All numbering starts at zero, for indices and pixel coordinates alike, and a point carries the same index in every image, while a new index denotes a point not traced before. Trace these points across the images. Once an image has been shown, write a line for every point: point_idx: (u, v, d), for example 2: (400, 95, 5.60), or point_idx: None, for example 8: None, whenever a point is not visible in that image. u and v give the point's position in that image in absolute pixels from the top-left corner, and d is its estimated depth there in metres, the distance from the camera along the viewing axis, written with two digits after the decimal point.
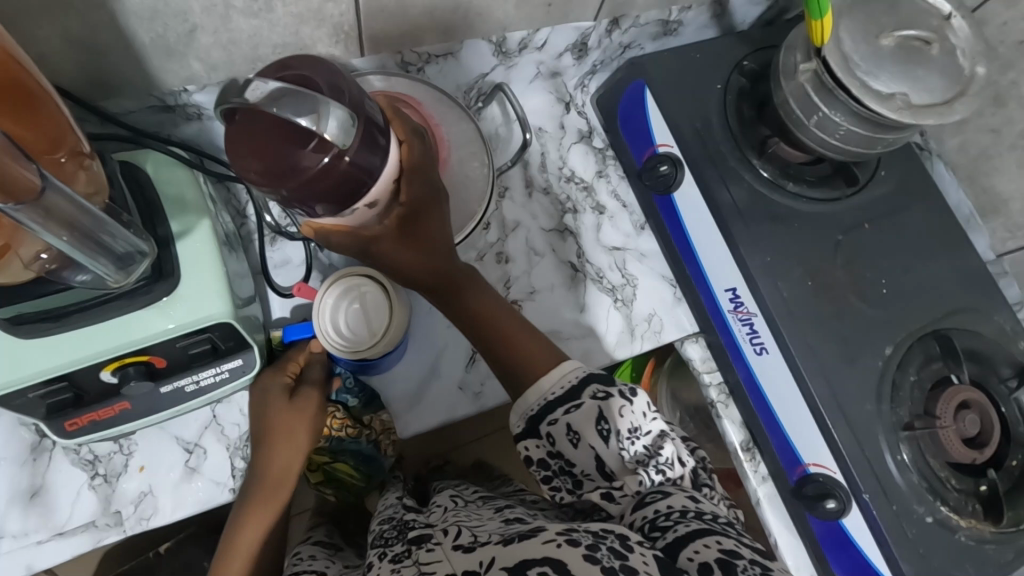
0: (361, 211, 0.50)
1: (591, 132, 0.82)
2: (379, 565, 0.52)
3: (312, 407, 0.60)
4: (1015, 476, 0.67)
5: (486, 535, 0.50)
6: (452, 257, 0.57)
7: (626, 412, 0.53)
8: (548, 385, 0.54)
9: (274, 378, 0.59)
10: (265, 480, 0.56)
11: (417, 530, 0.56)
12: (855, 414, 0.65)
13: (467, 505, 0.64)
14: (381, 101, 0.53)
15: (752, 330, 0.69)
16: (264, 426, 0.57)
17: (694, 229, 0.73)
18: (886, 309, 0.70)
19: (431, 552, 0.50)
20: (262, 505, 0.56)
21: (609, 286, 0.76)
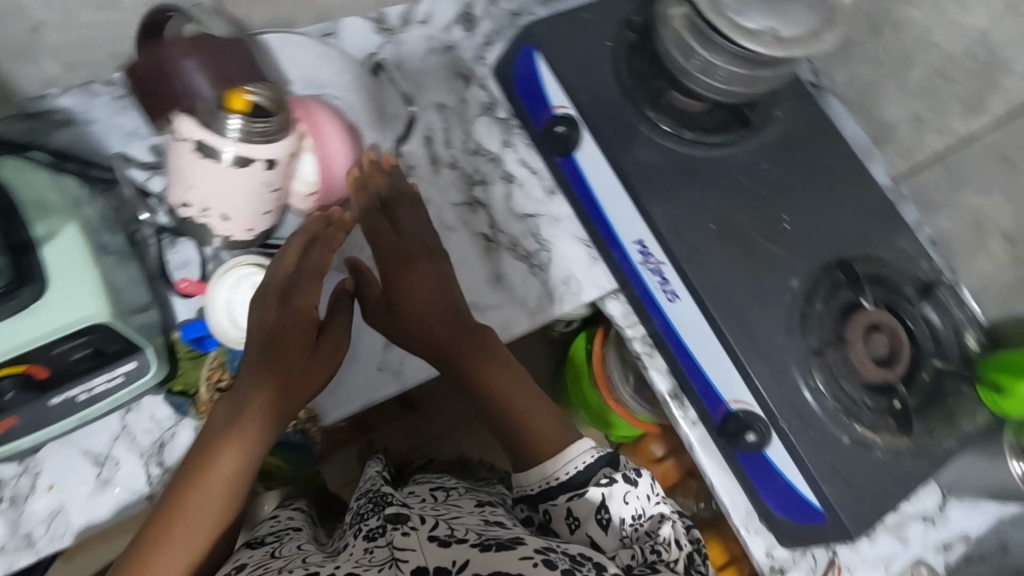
0: (256, 167, 0.54)
1: (494, 103, 0.81)
2: (354, 542, 0.55)
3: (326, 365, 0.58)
4: (925, 389, 0.69)
5: (462, 530, 0.54)
6: (451, 311, 0.64)
7: (629, 498, 0.58)
8: (553, 470, 0.59)
9: (294, 306, 0.56)
10: (254, 418, 0.53)
11: (394, 506, 0.57)
12: (765, 342, 0.67)
13: (447, 496, 0.65)
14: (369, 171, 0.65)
15: (662, 278, 0.70)
16: (272, 355, 0.54)
17: (600, 190, 0.74)
18: (791, 246, 0.71)
19: (407, 537, 0.52)
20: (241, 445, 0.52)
21: (524, 254, 0.76)
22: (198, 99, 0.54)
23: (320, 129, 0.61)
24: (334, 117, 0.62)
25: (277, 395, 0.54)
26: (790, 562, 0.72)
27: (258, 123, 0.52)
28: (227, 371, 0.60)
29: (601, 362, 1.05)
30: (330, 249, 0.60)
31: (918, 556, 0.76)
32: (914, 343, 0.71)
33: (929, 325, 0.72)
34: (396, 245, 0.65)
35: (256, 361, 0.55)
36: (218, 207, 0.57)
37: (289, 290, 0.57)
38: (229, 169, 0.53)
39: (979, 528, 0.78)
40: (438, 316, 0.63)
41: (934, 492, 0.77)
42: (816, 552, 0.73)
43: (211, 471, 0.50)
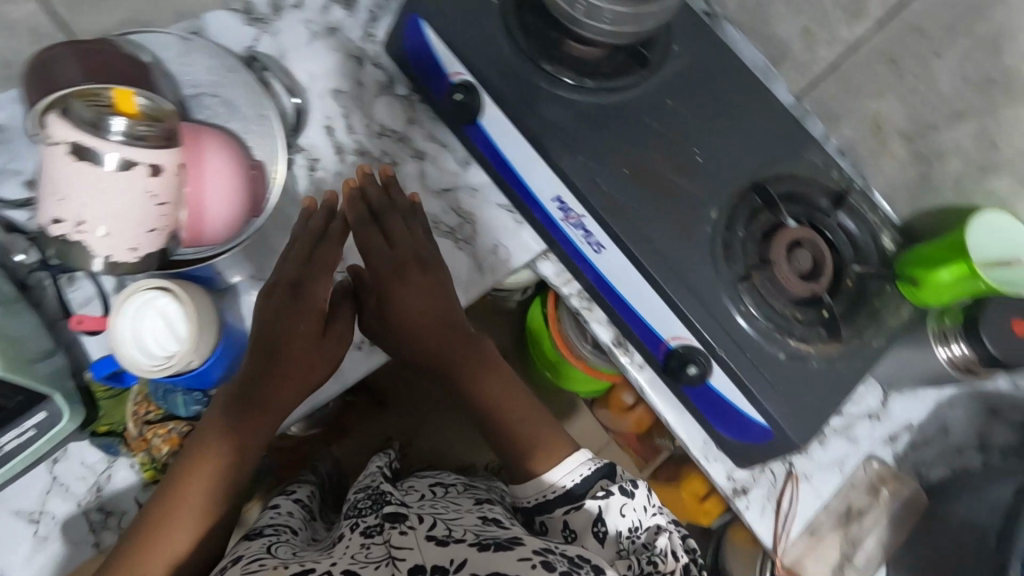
0: (139, 175, 0.50)
1: (392, 80, 0.78)
2: (352, 537, 0.58)
3: (322, 367, 0.63)
4: (850, 295, 0.72)
5: (460, 531, 0.56)
6: (444, 313, 0.68)
7: (627, 510, 0.60)
8: (549, 484, 0.62)
9: (295, 317, 0.62)
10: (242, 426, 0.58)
11: (393, 504, 0.61)
12: (692, 276, 0.68)
13: (445, 495, 0.69)
14: (367, 182, 0.69)
15: (585, 231, 0.71)
16: (265, 366, 0.60)
17: (510, 153, 0.72)
18: (706, 178, 0.72)
19: (404, 535, 0.55)
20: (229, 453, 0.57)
21: (447, 230, 0.75)
22: (72, 96, 0.48)
23: (202, 156, 0.57)
24: (221, 140, 0.58)
25: (266, 402, 0.60)
26: (750, 481, 0.75)
27: (143, 128, 0.49)
28: (154, 403, 0.60)
29: (556, 321, 1.05)
30: (337, 247, 0.66)
31: (870, 452, 0.79)
32: (834, 252, 0.73)
33: (847, 232, 0.74)
34: (389, 256, 0.68)
35: (254, 373, 0.60)
36: (92, 215, 0.49)
37: (296, 293, 0.63)
38: (113, 180, 0.49)
39: (922, 416, 0.81)
40: (433, 318, 0.67)
41: (873, 388, 0.80)
42: (773, 466, 0.76)
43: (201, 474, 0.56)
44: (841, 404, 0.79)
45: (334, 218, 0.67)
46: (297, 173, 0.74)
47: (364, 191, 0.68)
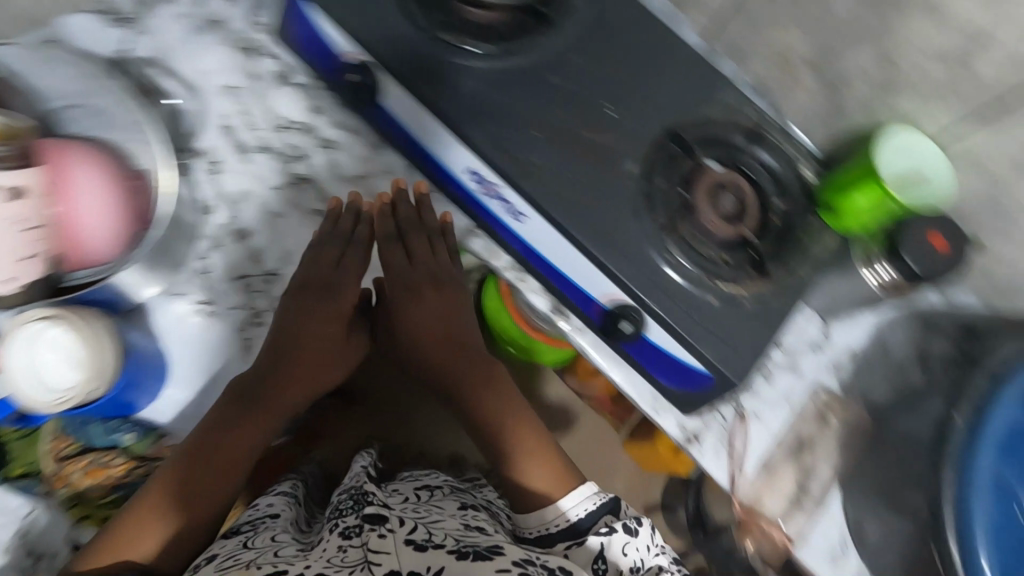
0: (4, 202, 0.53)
1: (288, 69, 0.74)
2: (330, 538, 0.58)
3: (331, 373, 0.75)
4: (777, 231, 0.72)
5: (440, 535, 0.57)
6: (451, 322, 0.78)
7: (628, 549, 0.62)
8: (552, 518, 0.65)
9: (319, 327, 0.72)
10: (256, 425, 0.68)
11: (372, 507, 0.61)
12: (615, 232, 0.68)
13: (426, 500, 0.71)
14: (397, 195, 0.75)
15: (503, 200, 0.69)
16: (285, 375, 0.70)
17: (416, 130, 0.70)
18: (617, 131, 0.71)
19: (381, 538, 0.55)
20: (224, 454, 0.65)
21: (366, 219, 0.75)
22: None
23: (65, 175, 0.59)
24: (82, 158, 0.60)
25: (261, 416, 0.68)
26: (701, 428, 0.76)
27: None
28: (68, 439, 0.71)
29: (510, 296, 1.04)
30: (365, 247, 0.75)
31: (815, 381, 0.80)
32: (756, 190, 0.73)
33: (770, 169, 0.74)
34: (410, 271, 0.76)
35: (281, 380, 0.70)
36: None
37: (333, 295, 0.73)
38: None
39: (862, 339, 0.83)
40: (440, 323, 0.77)
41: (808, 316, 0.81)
42: (723, 410, 0.76)
43: (191, 467, 0.63)
44: (776, 337, 0.80)
45: (360, 222, 0.75)
46: (201, 179, 0.72)
47: (395, 204, 0.75)
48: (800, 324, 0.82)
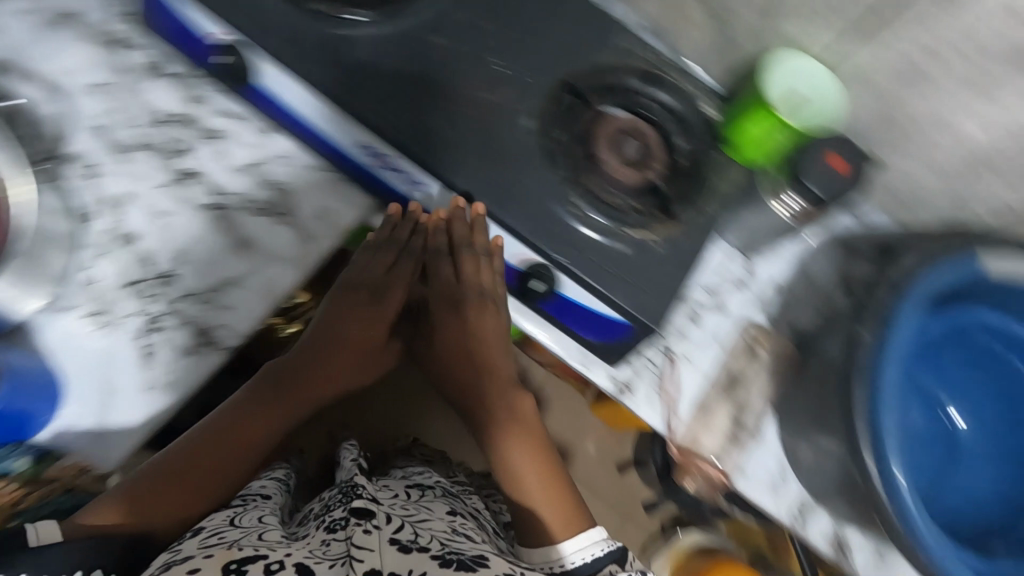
0: None
1: (160, 60, 0.70)
2: (316, 533, 0.60)
3: (352, 378, 0.81)
4: (683, 170, 0.72)
5: (424, 538, 0.60)
6: (486, 347, 0.80)
7: None
8: (552, 556, 0.67)
9: (360, 332, 0.79)
10: (277, 419, 0.74)
11: (362, 500, 0.62)
12: (516, 192, 0.67)
13: (412, 500, 0.75)
14: (438, 213, 0.72)
15: (400, 171, 0.67)
16: (315, 380, 0.77)
17: (301, 109, 0.67)
18: (511, 87, 0.69)
19: (366, 534, 0.56)
20: (240, 430, 0.71)
21: (262, 207, 0.69)
22: None
23: None
24: None
25: (287, 403, 0.75)
26: (632, 376, 0.76)
27: None
28: None
29: None
30: (414, 259, 0.77)
31: (743, 317, 0.81)
32: (659, 133, 0.72)
33: (671, 109, 0.73)
34: (453, 288, 0.78)
35: (311, 385, 0.77)
36: None
37: (375, 303, 0.78)
38: None
39: (785, 271, 0.83)
40: (466, 344, 0.80)
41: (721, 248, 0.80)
42: (650, 355, 0.76)
43: (214, 441, 0.68)
44: (687, 283, 0.79)
45: (413, 234, 0.75)
46: (75, 184, 0.65)
47: (441, 219, 0.73)
48: (705, 269, 0.81)
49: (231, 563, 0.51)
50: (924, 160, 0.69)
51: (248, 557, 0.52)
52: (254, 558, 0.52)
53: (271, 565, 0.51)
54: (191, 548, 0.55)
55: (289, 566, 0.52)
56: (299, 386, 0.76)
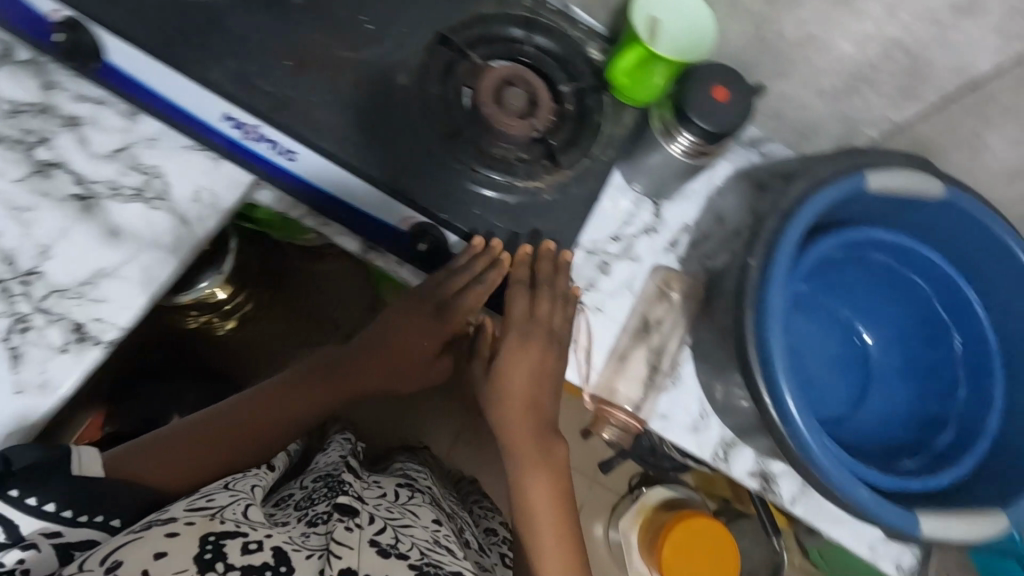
0: None
1: (8, 48, 0.66)
2: (297, 524, 0.59)
3: (397, 380, 0.74)
4: (571, 116, 0.70)
5: (407, 544, 0.57)
6: (546, 387, 0.69)
7: None
8: None
9: (405, 343, 0.70)
10: (300, 410, 0.69)
11: (346, 496, 0.62)
12: (393, 153, 0.64)
13: (403, 500, 0.72)
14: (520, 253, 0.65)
15: (268, 141, 0.64)
16: (343, 379, 0.71)
17: (160, 86, 0.64)
18: (379, 45, 0.66)
19: (349, 531, 0.56)
20: (258, 419, 0.67)
21: (132, 193, 0.66)
22: None
23: None
24: None
25: (315, 398, 0.70)
26: None
27: None
28: None
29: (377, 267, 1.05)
30: (482, 292, 0.64)
31: (655, 264, 0.80)
32: (545, 79, 0.70)
33: (551, 52, 0.71)
34: (520, 324, 0.67)
35: (340, 382, 0.71)
36: None
37: (437, 318, 0.68)
38: None
39: (695, 213, 0.82)
40: (530, 384, 0.68)
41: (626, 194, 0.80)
42: None
43: (248, 428, 0.66)
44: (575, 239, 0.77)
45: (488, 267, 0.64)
46: None
47: (514, 261, 0.65)
48: (593, 224, 0.79)
49: (210, 534, 0.50)
50: (809, 86, 0.67)
51: (229, 532, 0.51)
52: (233, 533, 0.50)
53: (249, 544, 0.49)
54: (172, 512, 0.53)
55: (267, 548, 0.50)
56: (330, 385, 0.71)
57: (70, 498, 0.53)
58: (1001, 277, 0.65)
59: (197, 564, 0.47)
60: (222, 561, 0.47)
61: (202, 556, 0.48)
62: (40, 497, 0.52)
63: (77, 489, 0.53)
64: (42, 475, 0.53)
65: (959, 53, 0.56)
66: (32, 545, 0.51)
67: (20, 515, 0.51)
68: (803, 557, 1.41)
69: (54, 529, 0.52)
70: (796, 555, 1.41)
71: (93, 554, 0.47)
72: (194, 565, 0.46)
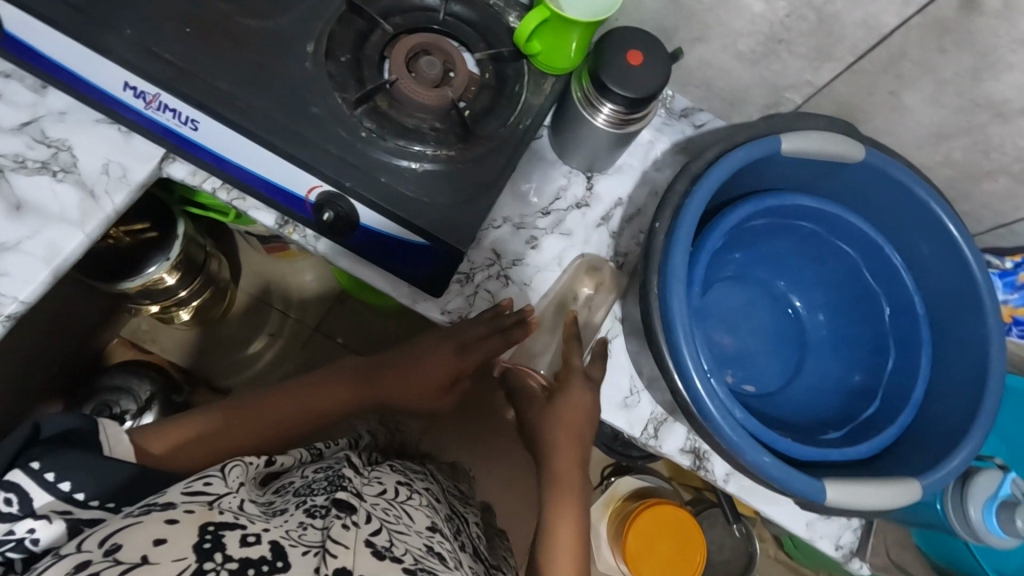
0: None
1: None
2: (293, 513, 0.54)
3: (411, 395, 0.78)
4: (488, 84, 0.68)
5: (402, 549, 0.51)
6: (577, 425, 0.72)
7: None
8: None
9: (424, 356, 0.77)
10: (312, 406, 0.75)
11: (345, 492, 0.56)
12: (296, 120, 0.62)
13: (403, 500, 0.66)
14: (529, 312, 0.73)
15: (171, 111, 0.63)
16: (353, 381, 0.78)
17: (57, 55, 0.63)
18: (286, 14, 0.66)
19: (345, 529, 0.50)
20: (269, 412, 0.73)
21: (37, 166, 0.65)
22: None
23: None
24: None
25: (328, 396, 0.76)
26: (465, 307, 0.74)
27: None
28: None
29: None
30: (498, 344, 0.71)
31: (587, 239, 0.77)
32: (461, 47, 0.69)
33: (469, 20, 0.70)
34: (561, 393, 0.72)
35: (353, 383, 0.78)
36: None
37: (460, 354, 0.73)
38: None
39: (631, 187, 0.79)
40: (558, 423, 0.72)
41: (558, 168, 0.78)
42: (483, 283, 0.74)
43: (265, 427, 0.72)
44: (492, 214, 0.75)
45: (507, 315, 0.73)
46: None
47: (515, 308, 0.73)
48: (513, 199, 0.77)
49: (210, 525, 0.46)
50: (726, 49, 0.67)
51: (227, 523, 0.47)
52: (231, 525, 0.47)
53: (247, 537, 0.46)
54: (171, 498, 0.49)
55: (265, 542, 0.46)
56: (346, 385, 0.78)
57: (87, 478, 0.52)
58: (930, 244, 0.66)
59: (196, 554, 0.43)
60: (220, 552, 0.43)
61: (200, 546, 0.44)
62: (60, 474, 0.51)
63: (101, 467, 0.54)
64: (62, 450, 0.53)
65: (863, 9, 0.56)
66: (45, 519, 0.49)
67: (36, 489, 0.50)
68: (777, 547, 1.38)
69: (67, 507, 0.51)
70: (770, 545, 1.38)
71: (92, 534, 0.44)
72: (193, 555, 0.43)
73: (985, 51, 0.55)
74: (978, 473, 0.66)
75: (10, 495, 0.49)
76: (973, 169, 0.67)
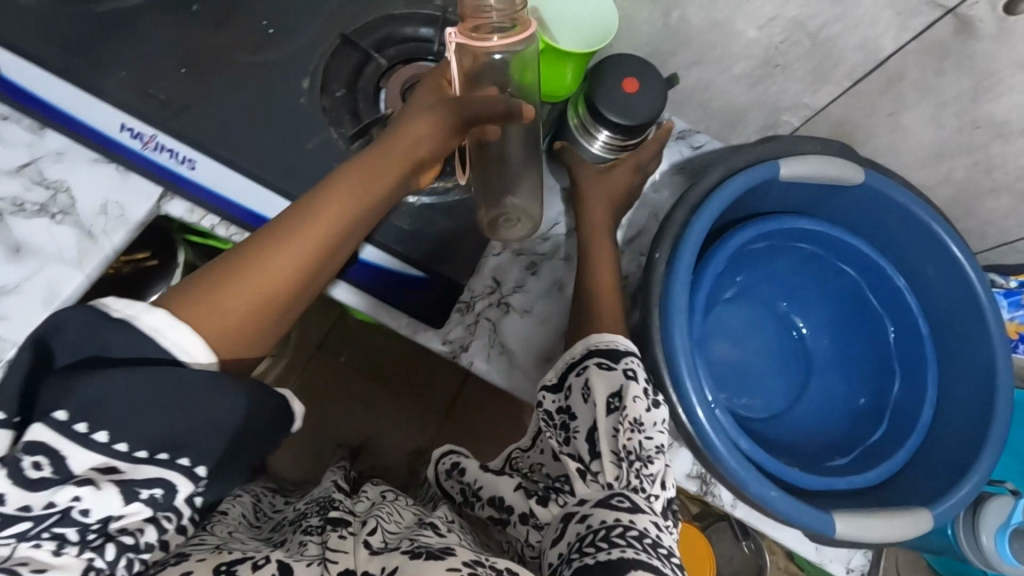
0: None
1: None
2: (292, 538, 0.53)
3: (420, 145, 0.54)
4: None
5: (398, 539, 0.49)
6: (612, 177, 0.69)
7: (625, 415, 0.52)
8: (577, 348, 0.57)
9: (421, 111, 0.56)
10: (349, 210, 0.49)
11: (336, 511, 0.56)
12: (290, 156, 0.63)
13: (395, 500, 0.64)
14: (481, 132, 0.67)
15: (168, 150, 0.64)
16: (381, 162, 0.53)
17: (55, 99, 0.64)
18: (280, 50, 0.66)
19: (341, 538, 0.49)
20: (303, 232, 0.48)
21: (35, 208, 0.65)
22: None
23: None
24: None
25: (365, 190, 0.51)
26: (467, 337, 0.71)
27: None
28: None
29: None
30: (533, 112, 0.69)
31: None
32: None
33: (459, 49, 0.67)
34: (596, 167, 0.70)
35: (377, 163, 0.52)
36: None
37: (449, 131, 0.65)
38: None
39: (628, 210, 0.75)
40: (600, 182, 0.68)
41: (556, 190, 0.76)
42: (483, 312, 0.72)
43: (305, 250, 0.47)
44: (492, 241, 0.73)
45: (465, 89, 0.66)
46: None
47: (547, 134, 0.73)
48: None
49: (223, 564, 0.42)
50: (722, 75, 0.67)
51: (242, 558, 0.43)
52: (244, 558, 0.44)
53: (258, 562, 0.43)
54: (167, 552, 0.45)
55: (275, 561, 0.44)
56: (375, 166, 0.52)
57: (119, 415, 0.38)
58: (930, 259, 0.65)
59: None
60: None
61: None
62: (94, 425, 0.37)
63: (140, 393, 0.38)
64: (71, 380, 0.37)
65: (858, 34, 0.56)
66: (92, 484, 0.37)
67: (71, 447, 0.37)
68: (788, 559, 1.34)
69: (112, 464, 0.38)
70: (780, 557, 1.35)
71: None
72: None
73: (984, 75, 0.55)
74: (988, 501, 0.65)
75: (38, 460, 0.36)
76: (974, 187, 0.66)
